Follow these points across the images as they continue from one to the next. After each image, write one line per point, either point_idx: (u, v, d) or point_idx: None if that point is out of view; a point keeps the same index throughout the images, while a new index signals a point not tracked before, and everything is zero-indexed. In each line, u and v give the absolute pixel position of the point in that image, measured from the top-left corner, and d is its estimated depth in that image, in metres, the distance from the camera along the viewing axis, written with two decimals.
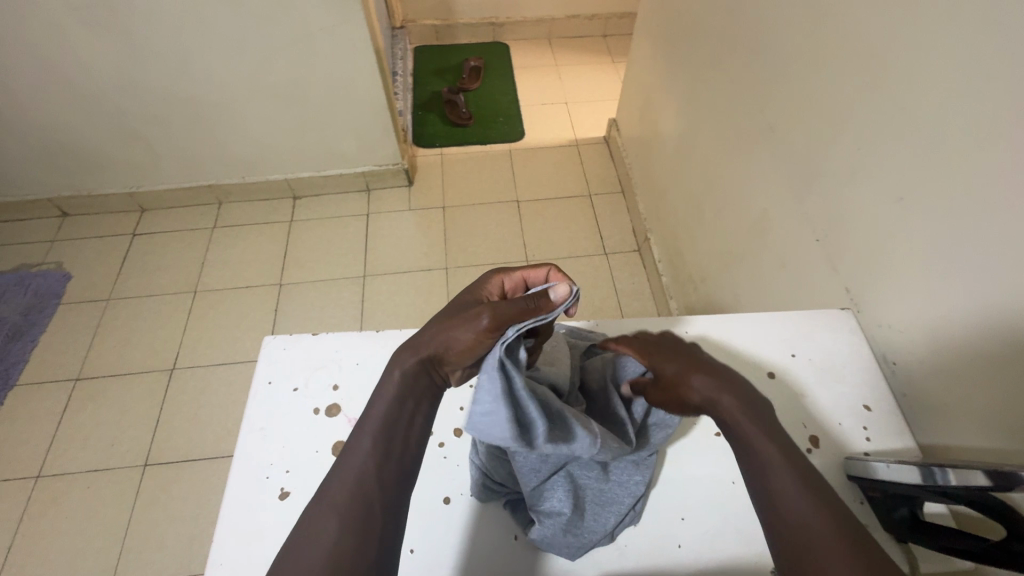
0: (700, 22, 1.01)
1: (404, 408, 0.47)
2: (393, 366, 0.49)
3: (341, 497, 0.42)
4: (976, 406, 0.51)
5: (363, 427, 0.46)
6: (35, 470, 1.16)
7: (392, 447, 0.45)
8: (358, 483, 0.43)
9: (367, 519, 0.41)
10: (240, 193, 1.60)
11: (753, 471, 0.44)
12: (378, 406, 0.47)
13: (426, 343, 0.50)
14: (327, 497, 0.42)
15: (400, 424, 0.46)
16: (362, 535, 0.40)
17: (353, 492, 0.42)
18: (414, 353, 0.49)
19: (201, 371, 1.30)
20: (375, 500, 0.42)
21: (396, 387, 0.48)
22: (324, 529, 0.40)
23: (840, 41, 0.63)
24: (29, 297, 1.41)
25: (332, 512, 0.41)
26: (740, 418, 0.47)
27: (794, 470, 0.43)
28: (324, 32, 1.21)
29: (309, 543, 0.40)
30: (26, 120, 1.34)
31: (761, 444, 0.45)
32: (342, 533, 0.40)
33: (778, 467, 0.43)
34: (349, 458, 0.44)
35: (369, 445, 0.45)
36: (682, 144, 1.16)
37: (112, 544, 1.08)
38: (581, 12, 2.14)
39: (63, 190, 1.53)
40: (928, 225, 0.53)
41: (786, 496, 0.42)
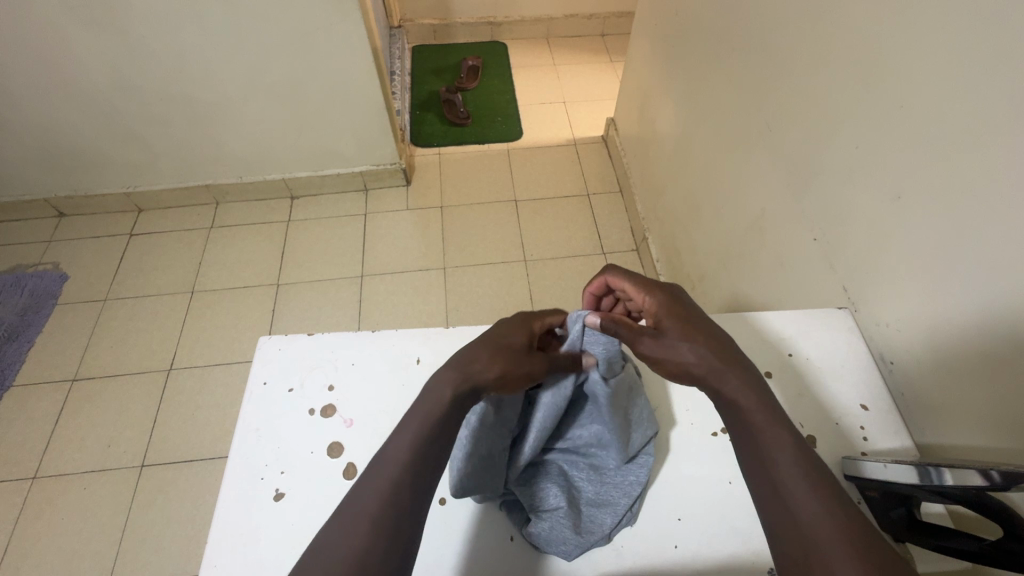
0: (698, 21, 1.01)
1: (445, 425, 0.46)
2: (441, 383, 0.48)
3: (375, 508, 0.41)
4: (974, 405, 0.51)
5: (399, 438, 0.45)
6: (31, 470, 1.16)
7: (426, 459, 0.44)
8: (392, 494, 0.42)
9: (398, 529, 0.41)
10: (238, 193, 1.59)
11: (753, 461, 0.43)
12: (415, 418, 0.46)
13: (473, 368, 0.48)
14: (358, 505, 0.41)
15: (437, 438, 0.45)
16: (393, 547, 0.40)
17: (386, 503, 0.41)
18: (463, 377, 0.48)
19: (198, 372, 1.30)
20: (408, 511, 0.42)
21: (441, 406, 0.46)
22: (356, 539, 0.39)
23: (838, 39, 0.62)
24: (26, 297, 1.40)
25: (364, 519, 0.40)
26: (741, 402, 0.45)
27: (794, 462, 0.41)
28: (321, 31, 1.21)
29: (338, 551, 0.39)
30: (22, 119, 1.33)
31: (763, 433, 0.43)
32: (373, 542, 0.39)
33: (778, 458, 0.41)
34: (383, 469, 0.43)
35: (406, 458, 0.44)
36: (680, 143, 1.16)
37: (109, 545, 1.08)
38: (580, 11, 2.13)
39: (59, 190, 1.53)
40: (927, 224, 0.52)
41: (787, 488, 0.40)
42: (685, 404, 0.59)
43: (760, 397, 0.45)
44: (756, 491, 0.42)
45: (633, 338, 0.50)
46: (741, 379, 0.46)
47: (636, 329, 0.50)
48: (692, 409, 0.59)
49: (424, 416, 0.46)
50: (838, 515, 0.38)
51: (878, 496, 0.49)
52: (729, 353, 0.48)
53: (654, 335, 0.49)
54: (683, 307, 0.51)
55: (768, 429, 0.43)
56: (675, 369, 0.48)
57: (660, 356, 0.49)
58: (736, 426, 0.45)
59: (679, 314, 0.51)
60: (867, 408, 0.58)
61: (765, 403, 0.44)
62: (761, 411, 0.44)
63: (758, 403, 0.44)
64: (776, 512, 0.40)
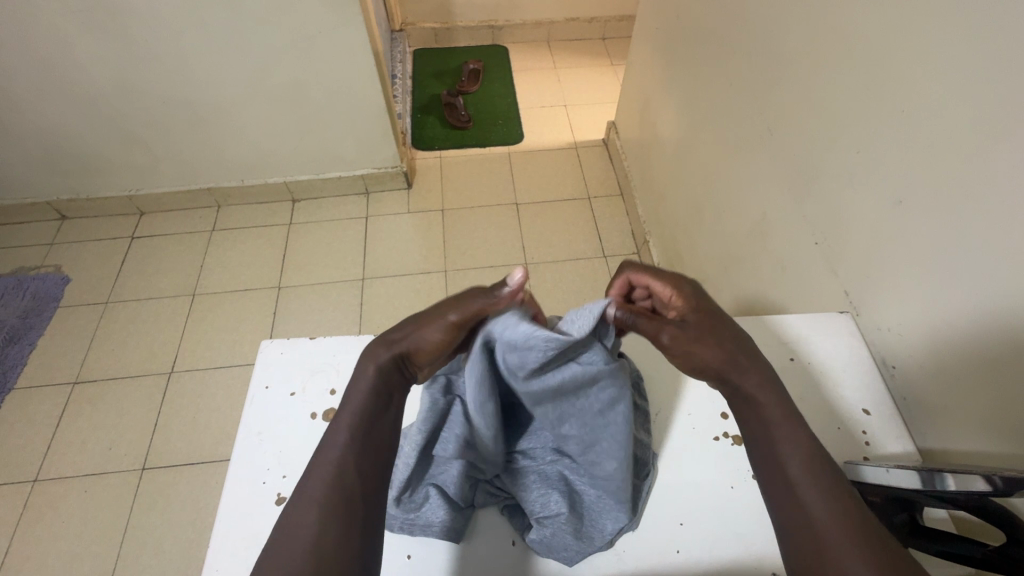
0: (698, 26, 1.01)
1: (377, 401, 0.47)
2: (368, 358, 0.49)
3: (320, 491, 0.41)
4: (977, 410, 0.51)
5: (339, 421, 0.45)
6: (32, 474, 1.16)
7: (367, 439, 0.45)
8: (336, 477, 0.42)
9: (348, 510, 0.41)
10: (239, 196, 1.60)
11: (765, 457, 0.43)
12: (351, 400, 0.46)
13: (393, 337, 0.50)
14: (305, 491, 0.42)
15: (373, 416, 0.46)
16: (344, 528, 0.40)
17: (332, 485, 0.42)
18: (385, 347, 0.49)
19: (199, 375, 1.30)
20: (354, 492, 0.42)
21: (370, 382, 0.47)
22: (304, 522, 0.40)
23: (839, 45, 0.63)
24: (27, 300, 1.41)
25: (311, 504, 0.41)
26: (759, 397, 0.45)
27: (809, 459, 0.41)
28: (323, 36, 1.21)
29: (290, 536, 0.39)
30: (24, 123, 1.34)
31: (779, 429, 0.43)
32: (322, 525, 0.40)
33: (793, 454, 0.42)
34: (326, 452, 0.43)
35: (345, 439, 0.44)
36: (680, 147, 1.16)
37: (110, 548, 1.07)
38: (580, 14, 2.14)
39: (61, 193, 1.53)
40: (928, 229, 0.52)
41: (799, 485, 0.40)
42: (686, 408, 0.60)
43: (778, 398, 0.45)
44: (768, 490, 0.42)
45: (657, 328, 0.48)
46: (758, 376, 0.46)
47: (659, 321, 0.48)
48: (693, 414, 0.59)
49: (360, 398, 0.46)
50: (849, 513, 0.38)
51: (880, 501, 0.49)
52: (747, 345, 0.48)
53: (681, 327, 0.48)
54: (711, 305, 0.50)
55: (785, 426, 0.43)
56: (699, 365, 0.47)
57: (688, 351, 0.47)
58: (750, 422, 0.45)
59: (707, 311, 0.50)
60: (869, 413, 0.58)
61: (783, 400, 0.45)
62: (780, 408, 0.44)
63: (776, 400, 0.45)
64: (786, 506, 0.40)
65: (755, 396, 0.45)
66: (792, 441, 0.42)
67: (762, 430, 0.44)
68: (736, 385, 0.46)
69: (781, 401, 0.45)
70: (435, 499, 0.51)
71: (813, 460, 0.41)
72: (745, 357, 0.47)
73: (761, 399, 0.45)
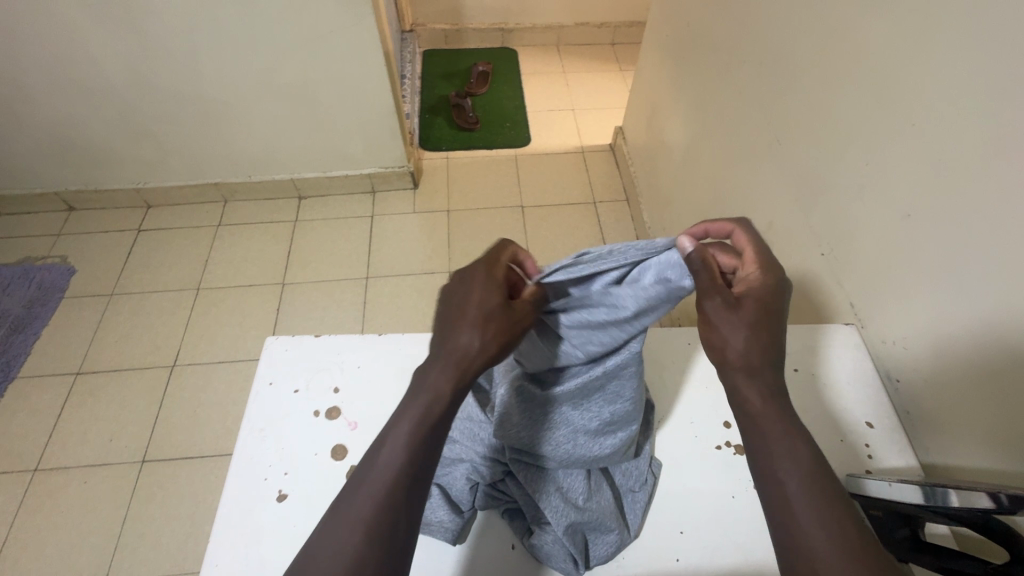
0: (708, 33, 1.01)
1: (445, 418, 0.43)
2: (433, 373, 0.43)
3: (368, 510, 0.38)
4: (981, 426, 0.50)
5: (394, 435, 0.41)
6: (32, 464, 1.16)
7: (426, 456, 0.41)
8: (388, 498, 0.39)
9: (392, 534, 0.38)
10: (246, 192, 1.61)
11: (764, 472, 0.41)
12: (410, 412, 0.42)
13: (459, 351, 0.44)
14: (350, 505, 0.39)
15: (438, 433, 0.42)
16: (385, 552, 0.38)
17: (380, 506, 0.39)
18: (453, 367, 0.43)
19: (201, 369, 1.30)
20: (405, 512, 0.39)
21: (442, 397, 0.43)
22: (347, 541, 0.37)
23: (852, 56, 0.63)
24: (32, 290, 1.41)
25: (357, 523, 0.38)
26: (760, 414, 0.42)
27: (806, 478, 0.39)
28: (334, 35, 1.22)
29: (328, 552, 0.37)
30: (35, 113, 1.35)
31: (777, 447, 0.41)
32: (364, 545, 0.37)
33: (792, 473, 0.40)
34: (378, 470, 0.40)
35: (404, 457, 0.40)
36: (688, 153, 1.16)
37: (108, 540, 1.07)
38: (590, 19, 2.15)
39: (70, 184, 1.54)
40: (939, 244, 0.52)
41: (797, 504, 0.39)
42: (688, 414, 0.60)
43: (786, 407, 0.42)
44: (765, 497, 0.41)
45: (709, 290, 0.42)
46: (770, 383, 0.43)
47: (717, 286, 0.42)
48: (696, 420, 0.59)
49: (422, 410, 0.42)
50: (847, 539, 0.36)
51: (882, 515, 0.49)
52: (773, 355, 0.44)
53: (729, 303, 0.43)
54: (779, 307, 0.44)
55: (781, 444, 0.41)
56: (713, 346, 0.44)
57: (716, 325, 0.43)
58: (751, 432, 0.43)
59: (769, 311, 0.43)
60: (871, 425, 0.59)
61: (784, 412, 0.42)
62: (777, 422, 0.42)
63: (775, 413, 0.42)
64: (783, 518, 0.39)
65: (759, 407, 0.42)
66: (791, 458, 0.40)
67: (756, 445, 0.42)
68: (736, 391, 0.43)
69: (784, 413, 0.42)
70: (436, 498, 0.52)
71: (812, 479, 0.39)
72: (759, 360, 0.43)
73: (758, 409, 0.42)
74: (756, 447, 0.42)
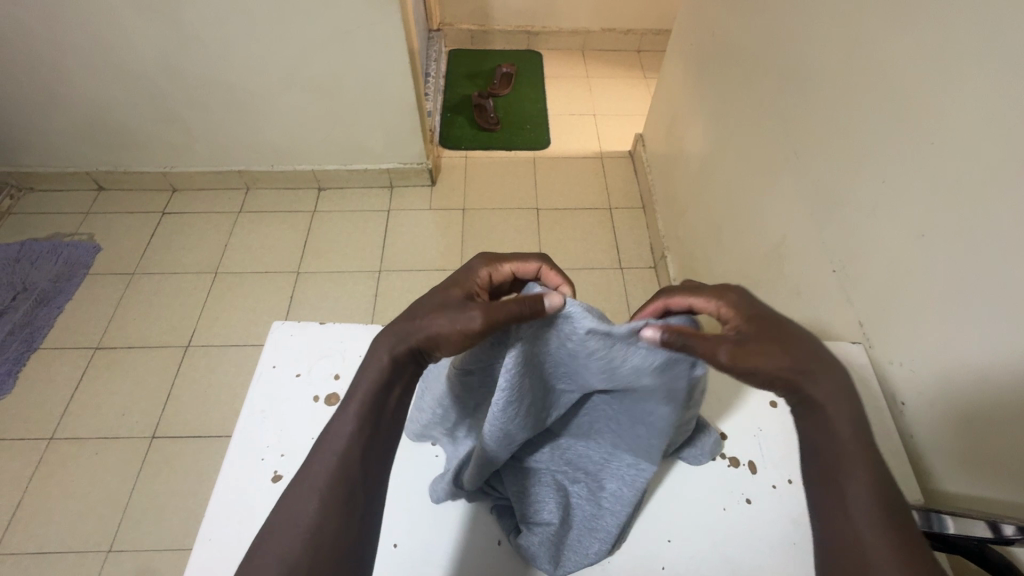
0: (733, 43, 1.00)
1: (388, 391, 0.45)
2: (377, 348, 0.46)
3: (320, 483, 0.40)
4: (989, 457, 0.48)
5: (345, 410, 0.43)
6: (48, 432, 1.20)
7: (375, 432, 0.43)
8: (339, 469, 0.40)
9: (347, 507, 0.40)
10: (268, 180, 1.64)
11: (823, 473, 0.40)
12: (359, 389, 0.44)
13: (410, 326, 0.45)
14: (304, 478, 0.40)
15: (383, 407, 0.44)
16: (341, 522, 0.39)
17: (334, 478, 0.40)
18: (402, 338, 0.45)
19: (213, 351, 1.33)
20: (356, 484, 0.41)
21: (384, 369, 0.45)
22: (303, 513, 0.39)
23: (873, 72, 0.62)
24: (59, 265, 1.46)
25: (311, 495, 0.39)
26: (829, 413, 0.40)
27: (869, 485, 0.38)
28: (360, 30, 1.24)
29: (286, 523, 0.39)
30: (71, 95, 1.40)
31: (845, 450, 0.39)
32: (322, 514, 0.39)
33: (854, 476, 0.38)
34: (329, 443, 0.42)
35: (351, 430, 0.42)
36: (707, 163, 1.15)
37: (114, 511, 1.10)
38: (617, 25, 2.14)
39: (101, 165, 1.59)
40: (952, 265, 0.51)
41: (855, 508, 0.37)
42: None
43: (853, 407, 0.40)
44: (815, 494, 0.40)
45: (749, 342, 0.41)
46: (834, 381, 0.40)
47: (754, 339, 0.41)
48: None
49: (370, 388, 0.44)
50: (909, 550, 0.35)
51: None
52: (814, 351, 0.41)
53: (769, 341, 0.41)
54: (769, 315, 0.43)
55: (851, 446, 0.39)
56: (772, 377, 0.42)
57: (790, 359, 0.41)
58: (814, 434, 0.41)
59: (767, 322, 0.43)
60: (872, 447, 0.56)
61: (854, 413, 0.40)
62: (847, 424, 0.40)
63: (844, 413, 0.40)
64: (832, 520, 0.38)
65: (824, 406, 0.40)
66: (852, 464, 0.39)
67: (824, 444, 0.40)
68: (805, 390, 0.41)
69: (849, 413, 0.40)
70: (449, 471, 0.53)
71: (871, 485, 0.38)
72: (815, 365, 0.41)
73: (829, 412, 0.40)
74: (817, 449, 0.40)
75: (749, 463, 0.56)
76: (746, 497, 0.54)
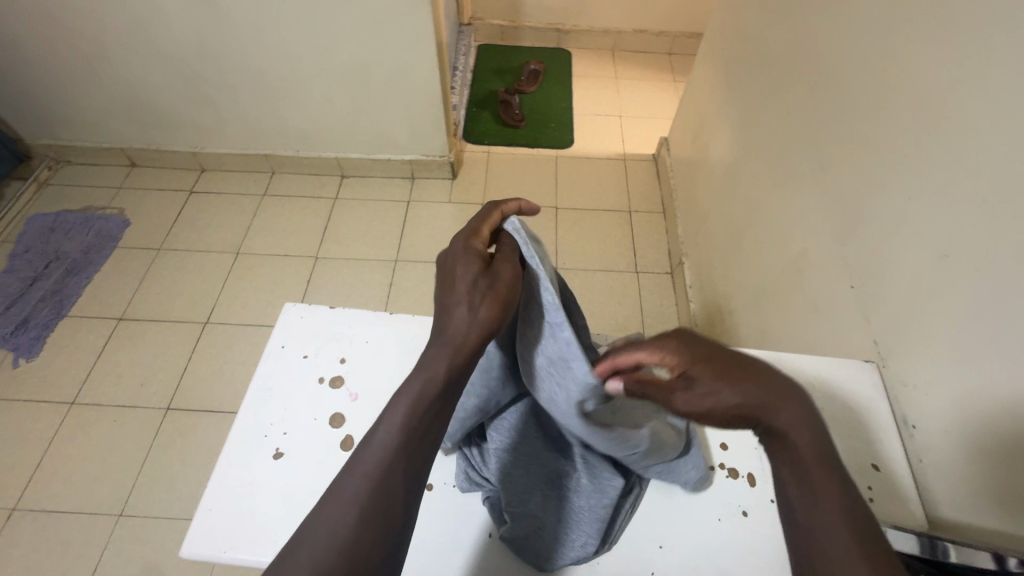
0: (765, 49, 0.98)
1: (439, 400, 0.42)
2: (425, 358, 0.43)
3: (361, 490, 0.38)
4: (997, 488, 0.47)
5: (391, 414, 0.41)
6: (70, 397, 1.24)
7: (419, 441, 0.41)
8: (381, 477, 0.39)
9: (386, 518, 0.38)
10: (293, 166, 1.67)
11: (795, 503, 0.39)
12: (407, 392, 0.42)
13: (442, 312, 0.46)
14: (344, 483, 0.39)
15: (431, 415, 0.42)
16: (379, 534, 0.37)
17: (375, 488, 0.38)
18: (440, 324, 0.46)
19: (230, 329, 1.36)
20: (397, 495, 0.39)
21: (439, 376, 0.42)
22: (341, 522, 0.37)
23: (905, 86, 0.60)
24: (90, 237, 1.51)
25: (352, 504, 0.38)
26: (795, 440, 0.40)
27: (841, 513, 0.37)
28: (390, 21, 1.25)
29: (321, 530, 0.37)
30: (110, 73, 1.44)
31: (814, 475, 0.39)
32: (360, 525, 0.37)
33: (827, 504, 0.37)
34: (373, 449, 0.40)
35: (398, 438, 0.40)
36: (730, 170, 1.13)
37: (128, 478, 1.14)
38: (649, 27, 2.12)
39: (135, 142, 1.64)
40: (973, 289, 0.49)
41: (831, 538, 0.36)
42: None
43: (819, 434, 0.40)
44: (790, 527, 0.39)
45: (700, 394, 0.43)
46: (795, 409, 0.41)
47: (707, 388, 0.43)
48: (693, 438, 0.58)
49: (419, 392, 0.42)
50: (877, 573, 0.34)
51: None
52: (787, 388, 0.42)
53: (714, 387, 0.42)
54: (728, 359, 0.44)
55: (824, 473, 0.39)
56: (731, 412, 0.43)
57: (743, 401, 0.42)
58: (781, 464, 0.40)
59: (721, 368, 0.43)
60: (878, 467, 0.56)
61: (821, 441, 0.40)
62: (814, 450, 0.40)
63: (810, 439, 0.40)
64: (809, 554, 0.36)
65: (788, 433, 0.40)
66: (825, 490, 0.38)
67: (795, 473, 0.39)
68: (764, 422, 0.42)
69: (816, 441, 0.40)
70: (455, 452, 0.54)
71: (847, 514, 0.37)
72: (774, 399, 0.42)
73: (794, 438, 0.40)
74: (786, 478, 0.40)
75: (748, 475, 0.55)
76: (742, 509, 0.53)
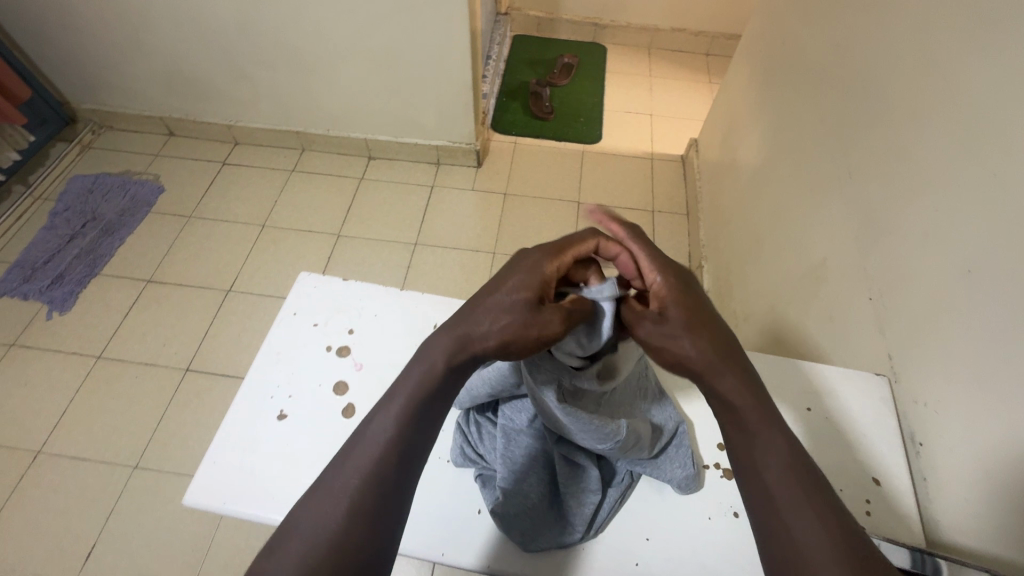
0: (803, 52, 0.96)
1: (430, 404, 0.45)
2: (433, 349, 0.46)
3: (353, 483, 0.40)
4: (1001, 511, 0.46)
5: (382, 415, 0.44)
6: (97, 351, 1.30)
7: (410, 439, 0.43)
8: (372, 471, 0.41)
9: (376, 511, 0.40)
10: (323, 144, 1.70)
11: (748, 471, 0.42)
12: (401, 391, 0.45)
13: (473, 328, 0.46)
14: (337, 476, 0.41)
15: (421, 415, 0.44)
16: (369, 525, 0.39)
17: (365, 481, 0.41)
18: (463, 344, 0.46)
19: (250, 298, 1.40)
20: (386, 489, 0.41)
21: (434, 375, 0.45)
22: (333, 514, 0.39)
23: (944, 95, 0.58)
24: (126, 200, 1.57)
25: (343, 496, 0.40)
26: (741, 407, 0.43)
27: (786, 469, 0.40)
28: (425, 6, 1.26)
29: (315, 520, 0.39)
30: (154, 43, 1.48)
31: (757, 437, 0.42)
32: (350, 518, 0.39)
33: (772, 465, 0.41)
34: (365, 446, 0.42)
35: (388, 435, 0.43)
36: (757, 175, 1.11)
37: (145, 432, 1.19)
38: (688, 26, 2.08)
39: (174, 111, 1.69)
40: (995, 308, 0.48)
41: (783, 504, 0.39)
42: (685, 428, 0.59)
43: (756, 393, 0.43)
44: (750, 500, 0.41)
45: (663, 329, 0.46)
46: (737, 379, 0.44)
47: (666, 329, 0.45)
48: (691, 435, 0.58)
49: (410, 394, 0.44)
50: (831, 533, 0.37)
51: None
52: (731, 352, 0.45)
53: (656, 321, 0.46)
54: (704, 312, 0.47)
55: (769, 438, 0.42)
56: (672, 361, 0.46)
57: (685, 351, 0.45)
58: (732, 433, 0.43)
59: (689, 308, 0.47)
60: (878, 482, 0.55)
61: (761, 401, 0.43)
62: (755, 412, 0.43)
63: (753, 405, 0.43)
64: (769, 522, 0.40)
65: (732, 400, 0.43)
66: (770, 450, 0.41)
67: (743, 440, 0.42)
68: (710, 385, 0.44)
69: (758, 404, 0.43)
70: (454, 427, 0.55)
71: (791, 472, 0.40)
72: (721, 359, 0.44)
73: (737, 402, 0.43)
74: (739, 451, 0.42)
75: None
76: (734, 510, 0.53)
